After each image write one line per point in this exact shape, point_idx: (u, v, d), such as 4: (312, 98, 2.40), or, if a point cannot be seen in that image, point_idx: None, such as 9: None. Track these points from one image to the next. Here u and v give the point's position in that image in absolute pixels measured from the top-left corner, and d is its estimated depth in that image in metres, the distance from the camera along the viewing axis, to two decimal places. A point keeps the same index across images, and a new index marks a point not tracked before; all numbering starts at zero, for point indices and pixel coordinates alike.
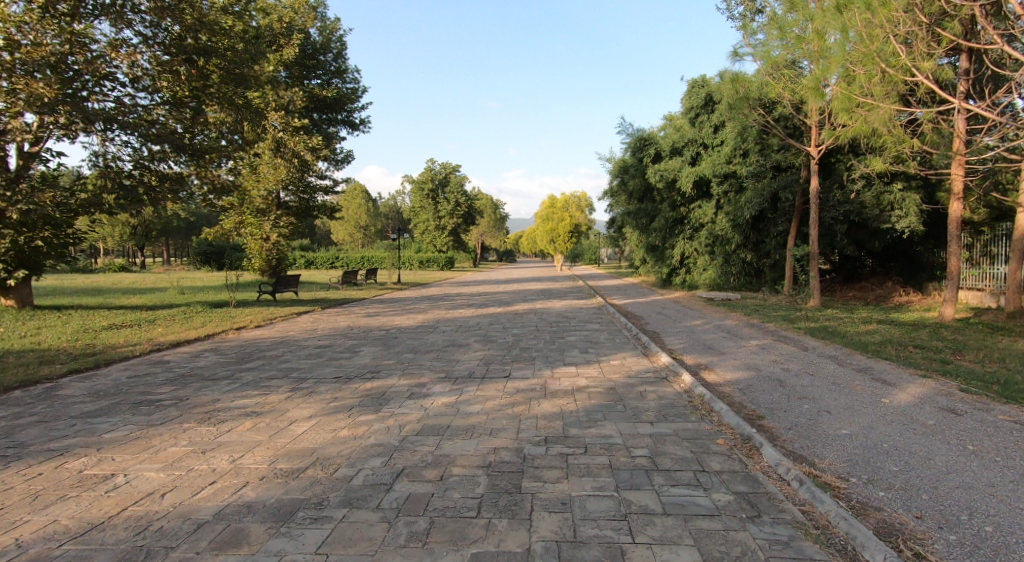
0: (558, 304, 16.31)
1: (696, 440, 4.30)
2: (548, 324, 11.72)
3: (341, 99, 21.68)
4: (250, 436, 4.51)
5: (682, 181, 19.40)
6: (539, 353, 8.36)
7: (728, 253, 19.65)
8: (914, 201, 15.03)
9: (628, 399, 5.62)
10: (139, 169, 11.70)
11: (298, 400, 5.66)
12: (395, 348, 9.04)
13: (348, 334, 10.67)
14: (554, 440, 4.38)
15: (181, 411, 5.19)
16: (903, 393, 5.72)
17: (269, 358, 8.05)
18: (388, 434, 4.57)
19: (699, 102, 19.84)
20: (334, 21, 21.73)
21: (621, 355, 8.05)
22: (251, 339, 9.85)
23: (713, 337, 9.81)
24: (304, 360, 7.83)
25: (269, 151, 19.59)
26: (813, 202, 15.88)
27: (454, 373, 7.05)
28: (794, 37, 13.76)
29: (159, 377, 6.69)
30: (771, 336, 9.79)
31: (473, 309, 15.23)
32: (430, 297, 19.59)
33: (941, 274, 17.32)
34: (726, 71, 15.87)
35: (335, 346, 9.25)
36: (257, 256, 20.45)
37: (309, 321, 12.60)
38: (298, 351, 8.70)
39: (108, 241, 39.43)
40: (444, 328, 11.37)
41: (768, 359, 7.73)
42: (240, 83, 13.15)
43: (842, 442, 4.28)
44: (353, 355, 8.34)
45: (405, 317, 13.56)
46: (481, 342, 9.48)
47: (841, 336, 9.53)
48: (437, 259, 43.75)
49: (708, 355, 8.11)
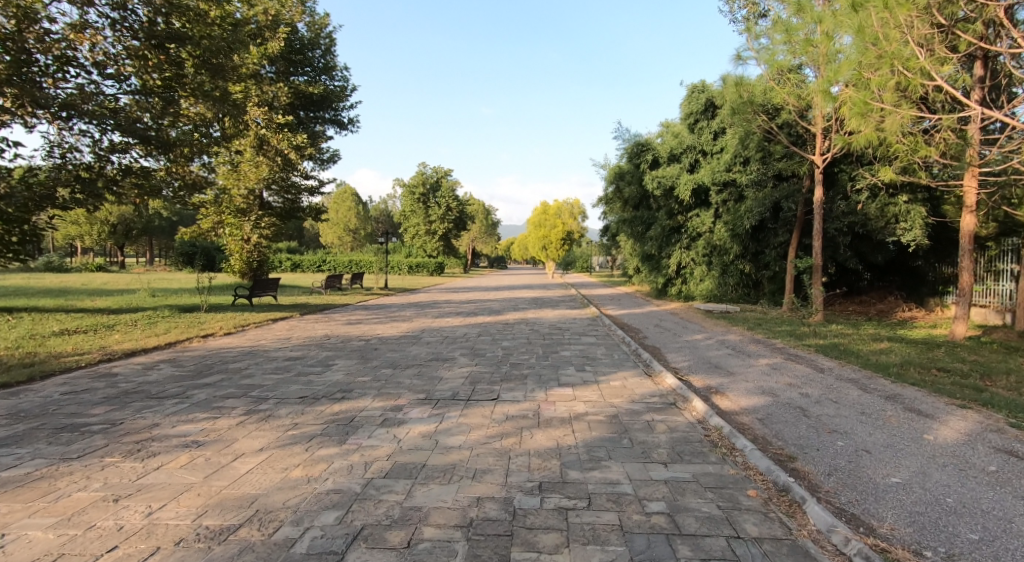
0: (551, 314, 15.55)
1: (722, 490, 3.57)
2: (540, 336, 10.95)
3: (328, 96, 20.98)
4: (181, 476, 3.69)
5: (680, 189, 18.77)
6: (530, 371, 7.59)
7: (726, 264, 19.03)
8: (920, 214, 14.53)
9: (634, 431, 4.87)
10: (99, 161, 10.87)
11: (251, 427, 4.85)
12: (375, 361, 8.25)
13: (323, 344, 9.84)
14: (550, 487, 3.61)
15: (108, 439, 4.36)
16: (945, 428, 5.03)
17: (232, 372, 7.23)
18: (350, 476, 3.79)
19: (698, 107, 19.27)
20: (324, 17, 21.11)
21: (621, 374, 7.29)
22: (217, 349, 9.01)
23: (719, 354, 9.08)
24: (270, 376, 7.00)
25: (251, 147, 18.83)
26: (817, 213, 15.23)
27: (436, 393, 6.27)
28: (800, 40, 13.21)
29: (98, 394, 5.85)
30: (780, 353, 9.12)
31: (461, 318, 14.43)
32: (417, 303, 18.77)
33: (943, 289, 16.82)
34: (727, 75, 15.22)
35: (308, 358, 8.43)
36: (237, 258, 19.51)
37: (285, 329, 11.76)
38: (266, 364, 7.89)
39: (86, 240, 38.21)
40: (429, 339, 10.58)
41: (783, 381, 7.01)
42: (215, 72, 12.70)
43: (896, 495, 3.58)
44: (326, 370, 7.54)
45: (388, 325, 12.76)
46: (468, 356, 8.71)
47: (855, 356, 8.84)
48: (427, 265, 42.89)
49: (716, 375, 7.39)
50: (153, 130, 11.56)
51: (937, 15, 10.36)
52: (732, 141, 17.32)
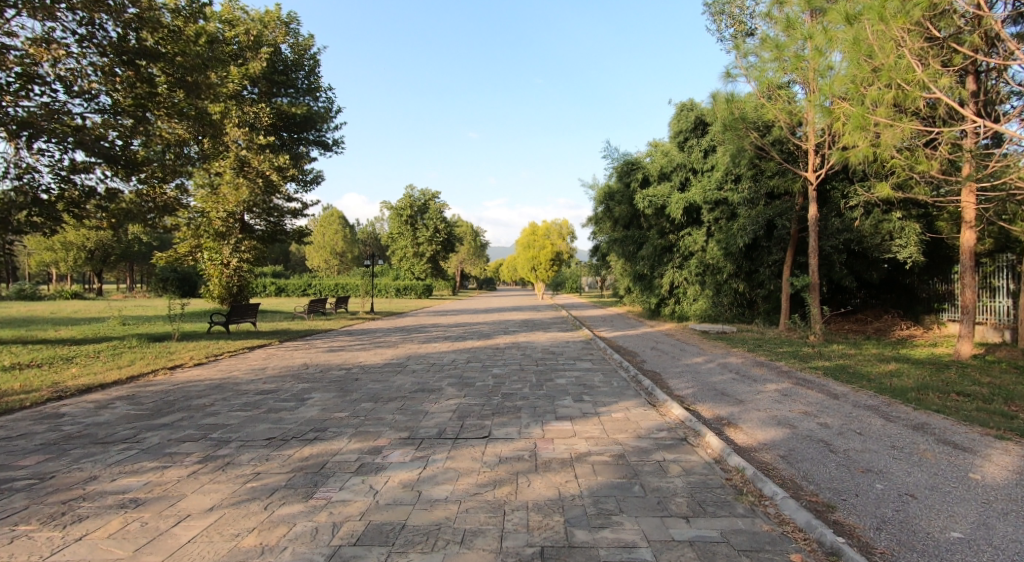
0: (543, 337, 14.95)
1: (759, 555, 3.00)
2: (532, 362, 10.32)
3: (312, 117, 20.48)
4: (106, 550, 3.09)
5: (671, 207, 18.42)
6: (523, 402, 6.96)
7: (720, 283, 18.54)
8: (914, 230, 14.14)
9: (646, 474, 4.29)
10: (59, 183, 10.20)
11: (205, 480, 4.23)
12: (354, 394, 7.60)
13: (300, 375, 9.18)
14: (553, 555, 3.04)
15: (30, 500, 3.75)
16: (990, 464, 4.50)
17: (194, 410, 6.59)
18: (312, 544, 3.19)
19: (688, 126, 19.02)
20: (308, 38, 20.73)
21: (623, 406, 6.69)
22: (183, 383, 8.36)
23: (723, 380, 8.48)
24: (235, 415, 6.34)
25: (231, 169, 18.15)
26: (811, 230, 14.80)
27: (420, 431, 5.64)
28: (791, 56, 12.96)
29: (36, 440, 5.21)
30: (787, 378, 8.56)
31: (449, 343, 13.79)
32: (403, 327, 18.07)
33: (938, 306, 16.47)
34: (717, 92, 14.93)
35: (281, 391, 7.78)
36: (215, 284, 18.62)
37: (261, 358, 11.08)
38: (234, 399, 7.26)
39: (61, 266, 37.11)
40: (414, 367, 9.92)
41: (798, 410, 6.44)
42: (191, 91, 12.17)
43: (964, 555, 3.06)
44: (300, 405, 6.90)
45: (372, 352, 12.08)
46: (456, 386, 8.06)
47: (868, 379, 8.27)
48: (415, 288, 42.09)
49: (724, 404, 6.80)
50: (119, 150, 10.96)
51: (932, 28, 9.97)
52: (723, 159, 17.02)
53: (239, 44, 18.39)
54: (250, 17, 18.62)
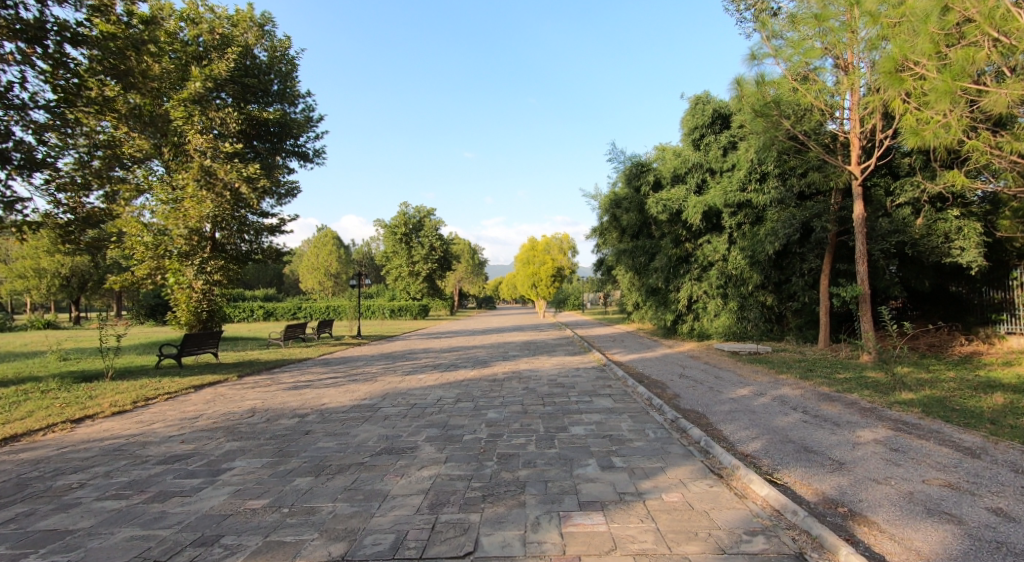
0: (549, 364, 12.74)
1: None
2: (536, 400, 8.11)
3: (287, 124, 18.40)
4: None
5: (688, 212, 16.28)
6: (529, 473, 4.81)
7: (745, 296, 16.39)
8: (975, 228, 12.05)
9: None
10: None
11: None
12: (292, 461, 5.43)
13: (235, 429, 7.00)
14: None
15: None
16: None
17: (47, 499, 4.52)
18: None
19: (704, 121, 16.96)
20: (284, 41, 18.69)
21: (676, 477, 4.58)
22: (72, 447, 6.24)
23: (793, 425, 6.35)
24: (99, 509, 4.27)
25: (195, 181, 15.85)
26: (858, 231, 12.49)
27: (367, 542, 3.54)
28: (832, 29, 10.92)
29: None
30: (878, 419, 6.46)
31: (437, 374, 11.57)
32: (389, 354, 15.80)
33: (994, 317, 14.32)
34: (741, 79, 12.40)
35: (194, 458, 5.64)
36: (182, 309, 16.42)
37: (203, 402, 8.93)
38: (120, 475, 5.15)
39: (34, 294, 34.60)
40: (387, 413, 7.72)
41: (937, 482, 4.37)
42: (125, 81, 10.05)
43: None
44: (205, 486, 4.76)
45: (343, 390, 9.90)
46: (437, 443, 5.90)
47: (991, 421, 6.15)
48: (412, 308, 39.88)
49: (821, 472, 4.69)
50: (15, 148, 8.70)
51: None
52: (745, 154, 14.89)
53: (203, 45, 16.39)
54: (217, 15, 16.53)
